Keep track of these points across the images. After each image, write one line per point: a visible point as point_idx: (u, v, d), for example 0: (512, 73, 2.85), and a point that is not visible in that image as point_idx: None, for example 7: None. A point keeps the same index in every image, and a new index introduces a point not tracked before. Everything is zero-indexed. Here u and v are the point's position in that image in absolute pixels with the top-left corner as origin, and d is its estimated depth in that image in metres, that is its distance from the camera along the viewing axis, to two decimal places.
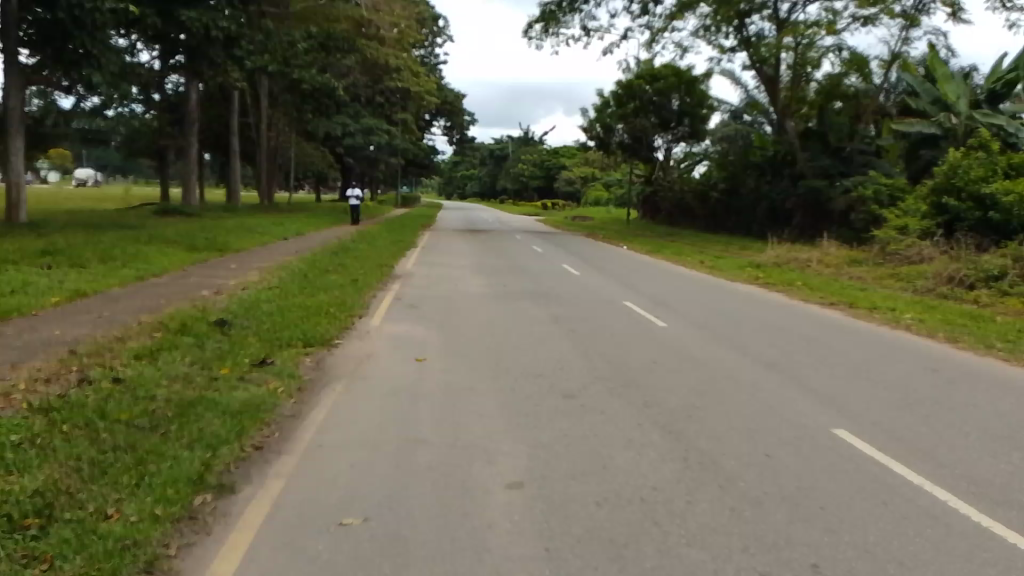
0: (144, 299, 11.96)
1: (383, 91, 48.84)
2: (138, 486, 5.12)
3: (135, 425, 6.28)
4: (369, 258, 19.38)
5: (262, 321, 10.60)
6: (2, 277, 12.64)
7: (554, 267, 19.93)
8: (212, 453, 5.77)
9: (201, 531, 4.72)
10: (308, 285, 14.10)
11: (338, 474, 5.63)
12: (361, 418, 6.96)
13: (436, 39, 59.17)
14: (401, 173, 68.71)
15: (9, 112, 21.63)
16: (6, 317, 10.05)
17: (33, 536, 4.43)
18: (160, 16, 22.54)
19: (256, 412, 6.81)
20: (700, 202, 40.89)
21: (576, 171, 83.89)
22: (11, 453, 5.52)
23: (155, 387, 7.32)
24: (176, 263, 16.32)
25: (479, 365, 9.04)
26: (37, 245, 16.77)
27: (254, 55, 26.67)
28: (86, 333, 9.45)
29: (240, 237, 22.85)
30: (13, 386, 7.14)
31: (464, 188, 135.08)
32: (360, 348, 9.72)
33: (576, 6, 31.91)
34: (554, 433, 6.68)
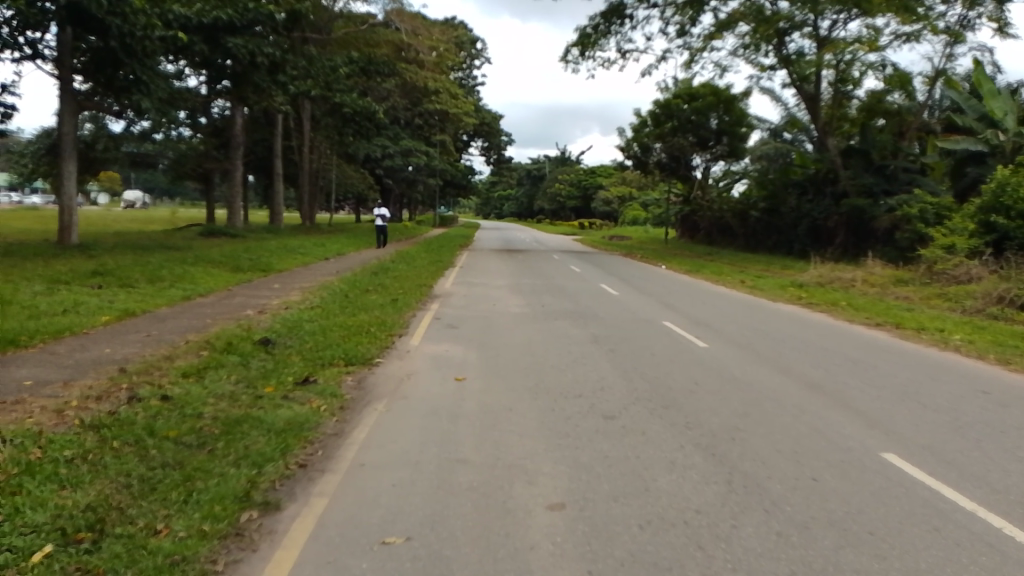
0: (190, 318, 12.25)
1: (422, 114, 49.89)
2: (186, 502, 5.23)
3: (183, 443, 6.40)
4: (407, 278, 19.57)
5: (305, 340, 10.79)
6: (54, 298, 12.98)
7: (592, 286, 19.89)
8: (258, 471, 5.88)
9: (247, 547, 4.76)
10: (349, 305, 14.28)
11: (381, 493, 5.68)
12: (405, 437, 7.02)
13: (473, 62, 60.34)
14: (439, 194, 69.58)
15: (63, 137, 22.31)
16: (57, 335, 10.34)
17: (85, 551, 4.52)
18: (207, 43, 23.21)
19: (300, 430, 6.92)
20: (740, 220, 40.44)
21: (613, 191, 84.32)
22: (64, 468, 5.68)
23: (202, 405, 7.47)
24: (221, 284, 16.59)
25: (518, 385, 9.07)
26: (88, 266, 17.23)
27: (297, 80, 27.27)
28: (134, 351, 9.70)
29: (282, 258, 23.26)
30: (66, 403, 7.35)
31: (501, 209, 136.32)
32: (400, 367, 9.81)
33: (612, 28, 32.02)
34: (593, 453, 6.64)
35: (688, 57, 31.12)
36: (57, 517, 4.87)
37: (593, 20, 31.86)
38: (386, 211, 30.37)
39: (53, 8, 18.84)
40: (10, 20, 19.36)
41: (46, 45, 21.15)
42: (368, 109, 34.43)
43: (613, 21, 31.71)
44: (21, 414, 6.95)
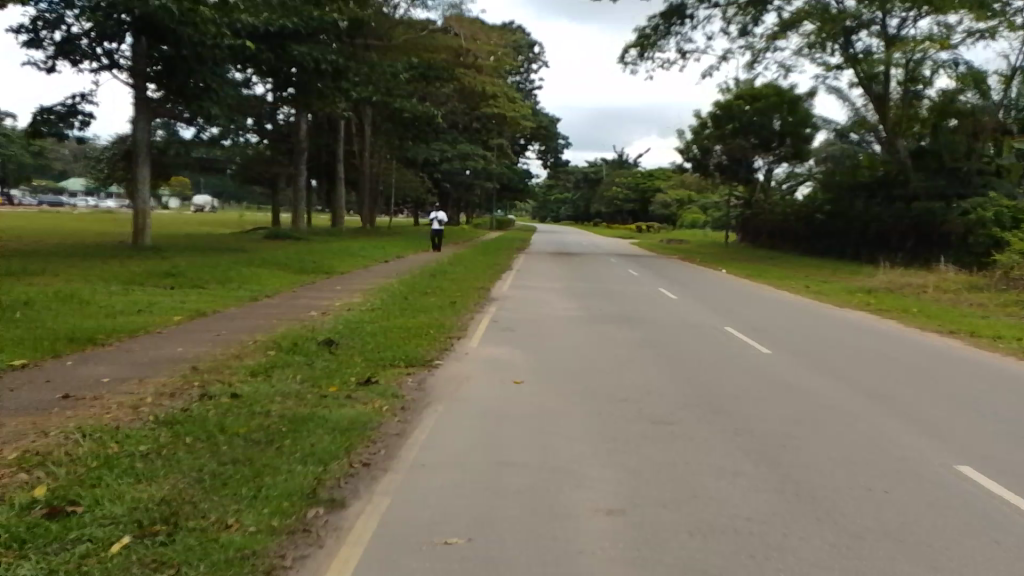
0: (256, 319, 12.61)
1: (480, 118, 50.32)
2: (254, 497, 5.39)
3: (251, 439, 6.60)
4: (464, 281, 19.73)
5: (365, 341, 10.99)
6: (129, 297, 13.54)
7: (648, 291, 19.68)
8: (323, 469, 6.03)
9: (313, 543, 4.87)
10: (407, 307, 14.48)
11: (439, 494, 5.73)
12: (462, 439, 7.08)
13: (531, 66, 60.54)
14: (496, 198, 70.02)
15: (137, 143, 23.25)
16: (132, 334, 10.78)
17: (161, 543, 4.68)
18: (272, 51, 23.86)
19: (362, 430, 7.06)
20: (803, 224, 39.43)
21: (672, 195, 83.43)
22: (139, 463, 5.91)
23: (268, 404, 7.68)
24: (285, 285, 17.03)
25: (573, 389, 9.04)
26: (159, 267, 17.92)
27: (357, 86, 27.80)
28: (204, 350, 10.03)
29: (341, 260, 23.72)
30: (141, 399, 7.65)
31: (558, 213, 136.33)
32: (458, 369, 9.89)
33: (672, 29, 31.70)
34: (643, 459, 6.58)
35: (750, 57, 30.58)
36: (133, 510, 5.08)
37: (652, 21, 31.59)
38: (442, 214, 30.59)
39: (128, 19, 19.67)
40: (89, 30, 20.28)
41: (122, 54, 22.09)
42: (427, 114, 34.46)
43: (673, 22, 31.40)
44: (100, 409, 7.26)
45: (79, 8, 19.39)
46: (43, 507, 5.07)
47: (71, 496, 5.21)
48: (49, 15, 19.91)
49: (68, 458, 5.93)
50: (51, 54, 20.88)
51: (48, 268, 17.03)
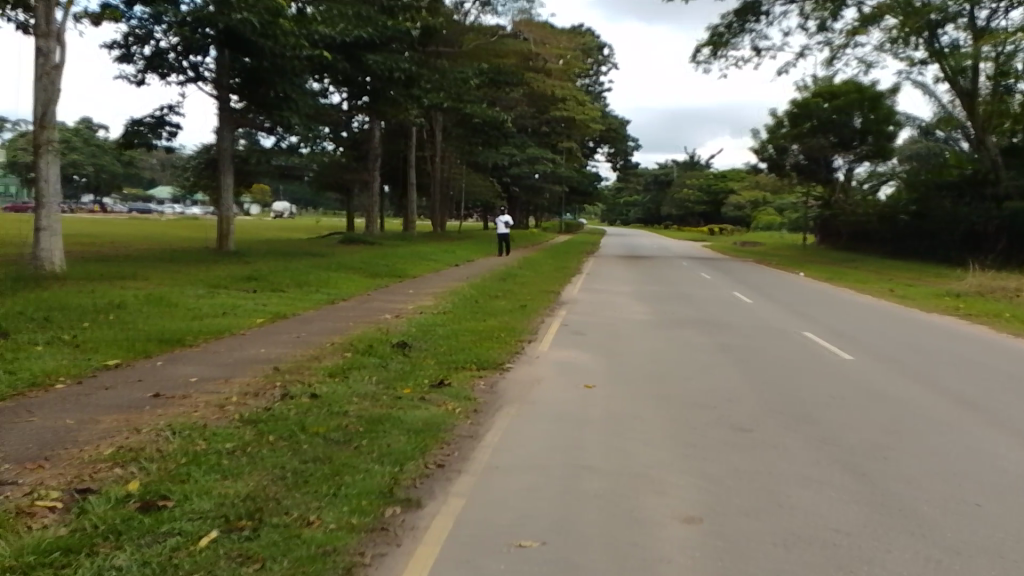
0: (333, 321, 12.97)
1: (549, 121, 50.55)
2: (334, 495, 5.54)
3: (330, 438, 6.80)
4: (534, 284, 19.79)
5: (437, 344, 11.14)
6: (214, 300, 14.12)
7: (723, 294, 19.30)
8: (399, 468, 6.16)
9: (391, 542, 4.96)
10: (478, 310, 14.63)
11: (513, 497, 5.76)
12: (536, 442, 7.10)
13: (600, 68, 60.38)
14: (565, 201, 70.01)
15: (220, 152, 24.21)
16: (217, 336, 11.22)
17: (246, 538, 4.84)
18: (349, 60, 24.50)
19: (436, 431, 7.17)
20: (886, 225, 37.89)
21: (745, 196, 81.71)
22: (225, 460, 6.15)
23: (346, 404, 7.88)
24: (360, 288, 17.44)
25: (649, 394, 8.95)
26: (243, 271, 18.62)
27: (430, 93, 28.28)
28: (284, 352, 10.38)
29: (414, 264, 24.13)
30: (226, 398, 7.97)
31: (627, 215, 135.22)
32: (530, 372, 9.93)
33: (746, 26, 31.07)
34: (727, 466, 6.46)
35: (829, 54, 29.68)
36: (220, 504, 5.30)
37: (725, 19, 31.02)
38: (507, 217, 30.52)
39: (213, 33, 20.53)
40: (176, 45, 21.26)
41: (207, 67, 23.05)
42: (496, 118, 34.81)
43: (747, 19, 30.78)
44: (187, 408, 7.59)
45: (167, 23, 20.34)
46: (137, 500, 5.32)
47: (161, 492, 5.45)
48: (139, 31, 20.96)
49: (159, 454, 6.22)
50: (141, 67, 21.96)
51: (140, 272, 17.93)
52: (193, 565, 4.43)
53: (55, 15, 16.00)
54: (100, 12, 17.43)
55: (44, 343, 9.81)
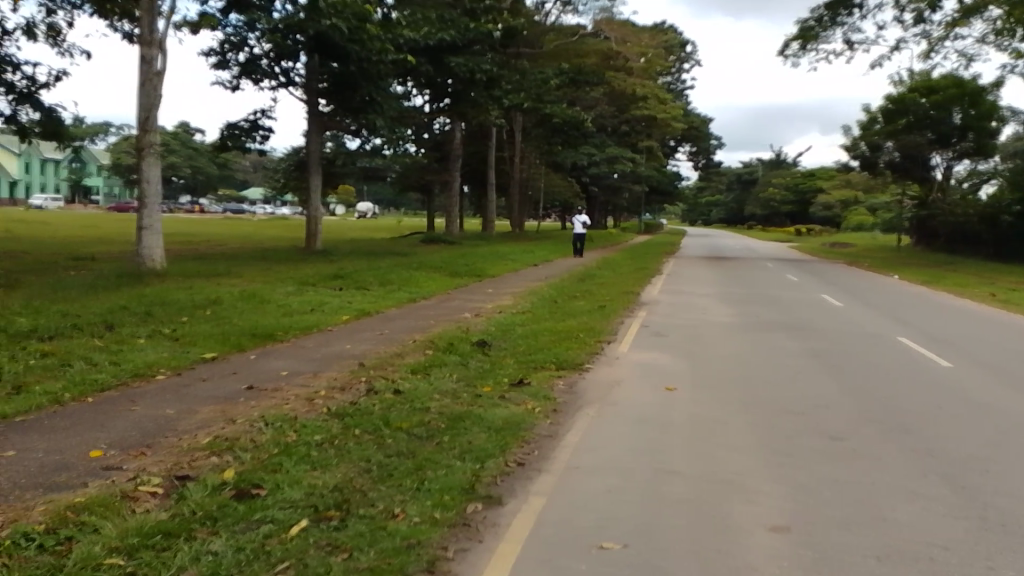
0: (415, 319, 13.23)
1: (629, 120, 50.31)
2: (418, 490, 5.64)
3: (413, 433, 6.95)
4: (615, 285, 19.67)
5: (517, 343, 11.20)
6: (303, 297, 14.64)
7: (811, 297, 18.66)
8: (480, 465, 6.22)
9: (474, 537, 5.03)
10: (557, 309, 14.66)
11: (594, 497, 5.75)
12: (618, 443, 7.05)
13: (683, 65, 59.46)
14: (645, 200, 69.23)
15: (309, 155, 25.02)
16: (306, 332, 11.62)
17: (334, 528, 5.00)
18: (432, 64, 24.90)
19: (516, 430, 7.21)
20: (988, 226, 36.00)
21: (834, 194, 78.82)
22: (314, 451, 6.37)
23: (428, 401, 8.02)
24: (441, 287, 17.75)
25: (733, 398, 8.75)
26: (330, 270, 19.22)
27: (511, 94, 28.47)
28: (369, 348, 10.66)
29: (494, 263, 24.36)
30: (316, 392, 8.24)
31: (709, 215, 132.50)
32: (610, 373, 9.86)
33: (838, 20, 29.96)
34: (817, 476, 6.25)
35: (927, 47, 28.30)
36: (310, 495, 5.49)
37: (815, 13, 30.03)
38: (583, 217, 30.23)
39: (303, 39, 21.25)
40: (268, 51, 22.10)
41: (297, 72, 23.87)
42: (576, 118, 34.70)
43: (839, 12, 29.66)
44: (279, 400, 7.89)
45: (260, 30, 21.18)
46: (231, 488, 5.57)
47: (255, 480, 5.69)
48: (234, 38, 21.89)
49: (253, 444, 6.49)
50: (235, 73, 22.94)
51: (234, 270, 18.73)
52: (284, 553, 4.60)
53: (157, 25, 16.87)
54: (198, 21, 18.29)
55: (146, 336, 10.38)
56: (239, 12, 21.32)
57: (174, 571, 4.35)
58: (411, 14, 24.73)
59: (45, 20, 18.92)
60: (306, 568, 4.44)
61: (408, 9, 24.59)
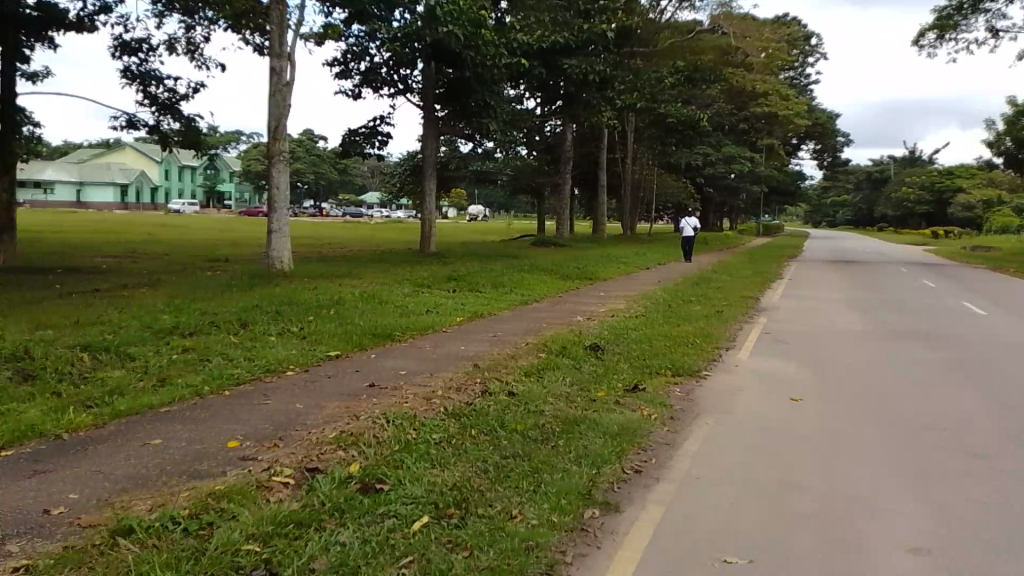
0: (528, 322, 13.29)
1: (748, 119, 48.82)
2: (535, 492, 5.65)
3: (528, 436, 6.96)
4: (731, 289, 19.07)
5: (631, 348, 11.03)
6: (420, 298, 15.08)
7: (950, 304, 17.36)
8: (597, 471, 6.17)
9: (591, 543, 4.98)
10: (672, 314, 14.35)
11: (714, 509, 5.56)
12: (739, 455, 6.78)
13: (806, 60, 57.10)
14: (764, 201, 66.86)
15: (425, 160, 25.65)
16: (422, 332, 11.92)
17: (455, 526, 5.07)
18: (546, 67, 24.98)
19: (633, 436, 7.08)
20: None
21: (976, 194, 73.33)
22: (433, 449, 6.51)
23: (542, 403, 8.03)
24: (553, 290, 17.78)
25: (864, 411, 8.25)
26: (445, 272, 19.62)
27: (624, 95, 28.19)
28: (484, 349, 10.79)
29: (606, 267, 24.16)
30: (432, 391, 8.44)
31: (834, 217, 126.29)
32: (730, 381, 9.53)
33: (980, 6, 27.87)
34: (960, 496, 5.79)
35: None
36: (430, 492, 5.60)
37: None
38: (692, 219, 29.25)
39: (420, 46, 21.87)
40: (388, 60, 22.87)
41: (414, 79, 24.56)
42: (692, 117, 34.01)
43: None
44: (399, 398, 8.11)
45: (381, 39, 21.95)
46: (357, 482, 5.77)
47: (378, 475, 5.87)
48: (356, 48, 22.80)
49: (375, 440, 6.70)
50: (357, 82, 23.87)
51: (355, 272, 19.45)
52: (407, 548, 4.71)
53: (286, 38, 17.79)
54: (324, 32, 19.17)
55: (276, 333, 10.96)
56: (360, 23, 22.22)
57: (306, 560, 4.53)
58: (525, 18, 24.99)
59: (187, 37, 20.35)
60: (429, 564, 4.52)
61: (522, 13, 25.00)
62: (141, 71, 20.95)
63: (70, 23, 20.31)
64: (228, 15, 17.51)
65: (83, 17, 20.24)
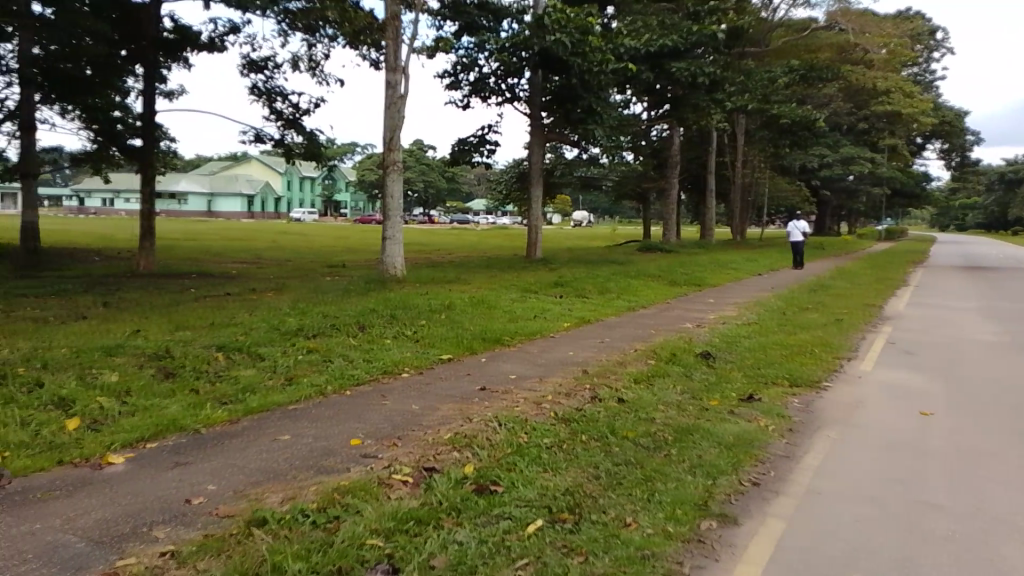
0: (637, 328, 13.16)
1: (868, 117, 46.50)
2: (649, 500, 5.61)
3: (640, 443, 6.91)
4: (851, 296, 18.19)
5: (745, 356, 10.74)
6: (528, 303, 15.22)
7: None
8: (712, 481, 6.05)
9: (709, 555, 4.89)
10: (787, 322, 13.85)
11: (838, 525, 5.34)
12: (865, 470, 6.47)
13: (932, 54, 53.90)
14: (885, 204, 63.46)
15: (531, 167, 25.87)
16: (531, 337, 12.03)
17: (569, 530, 5.10)
18: (654, 70, 24.57)
19: (749, 447, 6.90)
20: None
21: None
22: (545, 453, 6.57)
23: (653, 411, 7.95)
24: (662, 296, 17.54)
25: (1005, 427, 7.68)
26: (551, 278, 19.73)
27: (735, 96, 27.49)
28: (593, 355, 10.79)
29: (715, 272, 23.59)
30: (543, 396, 8.51)
31: (965, 220, 118.17)
32: (854, 393, 9.09)
33: None
34: None
35: None
36: (543, 496, 5.65)
37: None
38: (801, 224, 27.93)
39: (528, 55, 22.06)
40: (496, 69, 23.27)
41: (521, 87, 24.85)
42: (807, 118, 32.75)
43: None
44: (510, 402, 8.24)
45: (489, 50, 22.30)
46: (473, 482, 5.90)
47: (492, 477, 5.98)
48: (465, 59, 23.30)
49: (488, 442, 6.83)
50: (466, 92, 24.39)
51: (464, 277, 19.87)
52: (523, 550, 4.78)
53: (401, 52, 18.38)
54: (435, 45, 19.71)
55: (391, 337, 11.37)
56: (470, 34, 22.75)
57: (426, 557, 4.68)
58: (632, 23, 24.78)
59: (307, 54, 21.42)
60: (546, 567, 4.58)
61: (630, 17, 24.85)
62: (266, 87, 22.22)
63: (203, 43, 21.80)
64: (347, 32, 18.35)
65: (214, 38, 21.68)
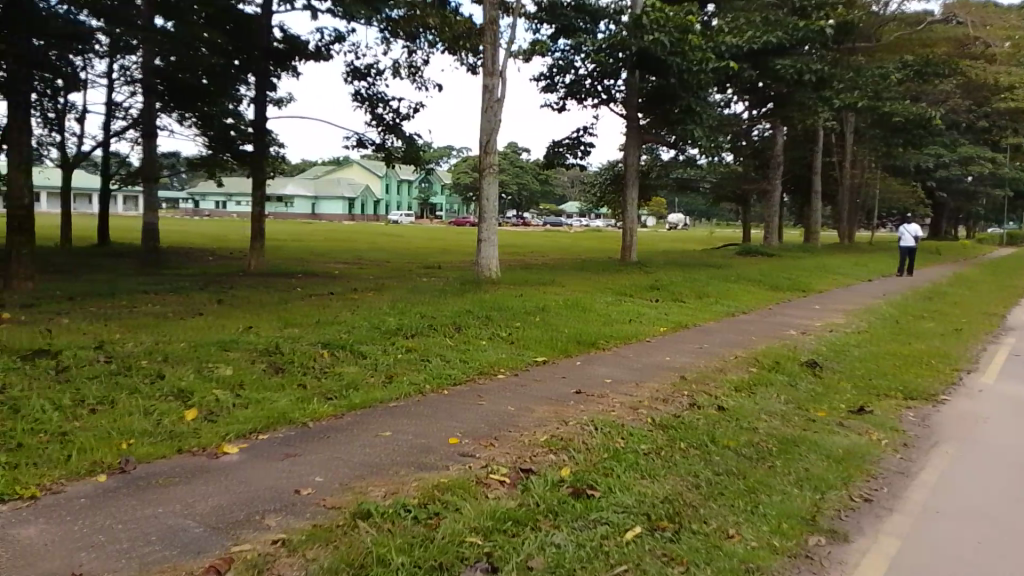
0: (737, 334, 12.78)
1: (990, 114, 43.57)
2: (753, 512, 5.42)
3: (742, 453, 6.70)
4: (970, 304, 17.08)
5: (853, 366, 10.24)
6: (623, 307, 15.04)
7: None
8: (820, 496, 5.79)
9: (818, 572, 4.68)
10: (899, 330, 13.12)
11: (960, 547, 5.00)
12: (988, 489, 6.04)
13: None
14: (1010, 206, 59.28)
15: (627, 168, 25.58)
16: (626, 341, 11.88)
17: (668, 539, 5.00)
18: (756, 68, 23.85)
19: (860, 461, 6.57)
20: None
21: None
22: (642, 460, 6.46)
23: (755, 420, 7.69)
24: (763, 302, 16.99)
25: None
26: (647, 281, 19.44)
27: (843, 94, 26.34)
28: (690, 361, 10.55)
29: (820, 277, 22.64)
30: (639, 401, 8.38)
31: None
32: (975, 408, 8.52)
33: None
34: None
35: None
36: (641, 502, 5.56)
37: None
38: (914, 227, 25.93)
39: (625, 56, 21.82)
40: (592, 71, 23.14)
41: (618, 88, 24.64)
42: (921, 115, 30.99)
43: None
44: (606, 406, 8.15)
45: (586, 52, 22.23)
46: (569, 486, 5.87)
47: (589, 481, 5.93)
48: (562, 62, 23.30)
49: (585, 446, 6.79)
50: (562, 94, 24.38)
51: (558, 279, 19.86)
52: (622, 556, 4.72)
53: (498, 56, 18.55)
54: (532, 49, 19.84)
55: (487, 337, 11.48)
56: (566, 37, 22.75)
57: (524, 557, 4.69)
58: (734, 20, 24.14)
59: (408, 61, 21.96)
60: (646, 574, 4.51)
61: (731, 15, 24.20)
62: (368, 94, 22.91)
63: (311, 53, 22.72)
64: (447, 38, 18.72)
65: (321, 47, 22.56)
